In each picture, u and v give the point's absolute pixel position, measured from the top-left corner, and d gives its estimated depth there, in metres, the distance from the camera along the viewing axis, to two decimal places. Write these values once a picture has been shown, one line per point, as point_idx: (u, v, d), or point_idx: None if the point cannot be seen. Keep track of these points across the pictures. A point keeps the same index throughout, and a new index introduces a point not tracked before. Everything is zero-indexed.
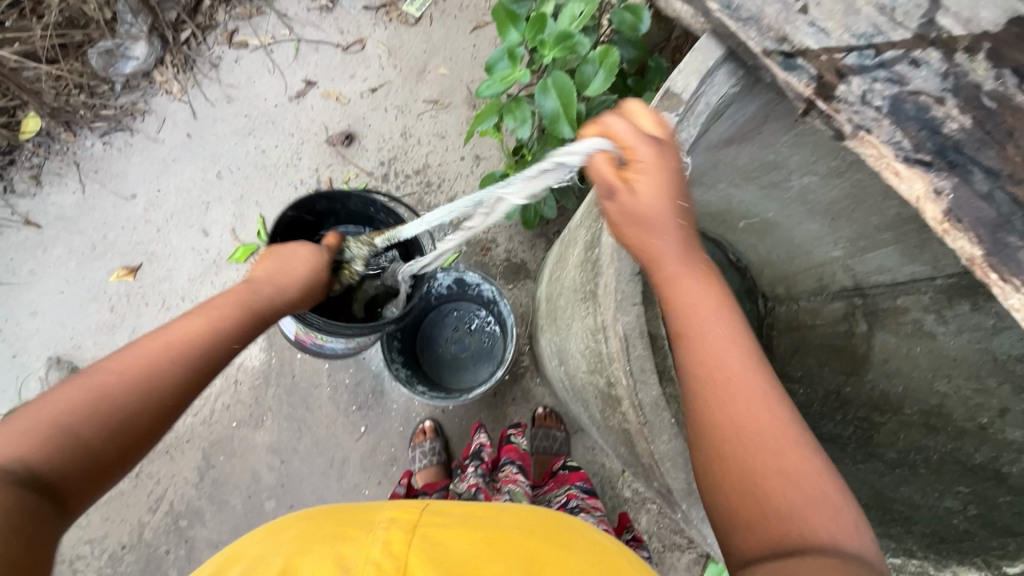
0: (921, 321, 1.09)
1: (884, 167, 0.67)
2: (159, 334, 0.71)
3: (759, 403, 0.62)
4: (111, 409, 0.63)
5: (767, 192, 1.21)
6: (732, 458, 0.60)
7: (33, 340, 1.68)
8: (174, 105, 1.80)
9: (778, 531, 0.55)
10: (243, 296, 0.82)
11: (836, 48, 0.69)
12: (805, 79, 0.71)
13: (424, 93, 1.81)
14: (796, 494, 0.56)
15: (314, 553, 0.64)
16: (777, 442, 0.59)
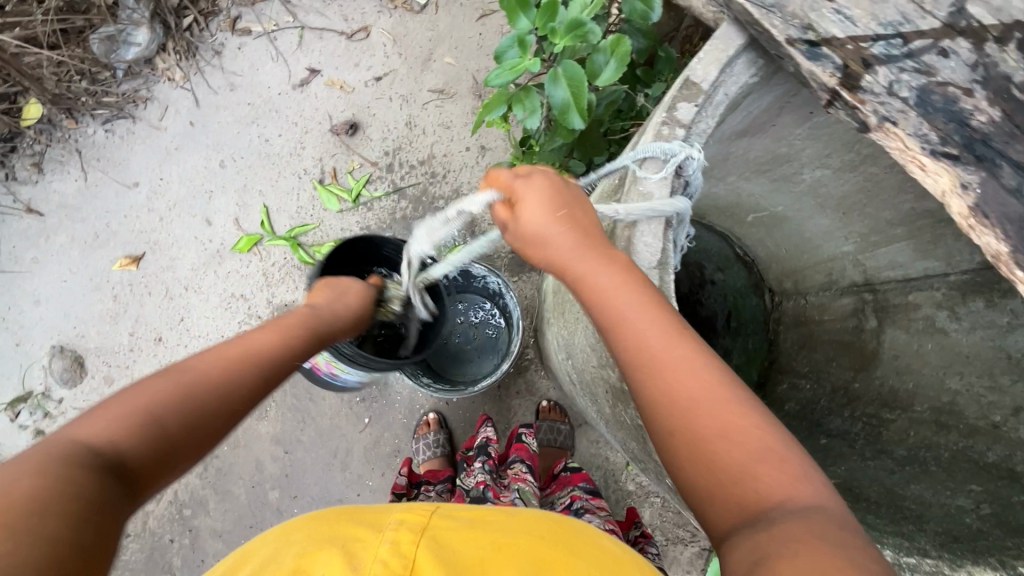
0: (933, 318, 1.07)
1: (910, 158, 0.68)
2: (235, 342, 0.76)
3: (679, 376, 0.63)
4: (187, 404, 0.66)
5: (776, 185, 1.18)
6: (676, 442, 0.61)
7: (37, 329, 1.68)
8: (177, 93, 1.78)
9: (742, 500, 0.56)
10: (306, 316, 0.88)
11: (862, 36, 0.68)
12: (830, 69, 0.70)
13: (430, 82, 1.79)
14: (743, 458, 0.57)
15: (324, 553, 0.64)
16: (715, 407, 0.60)
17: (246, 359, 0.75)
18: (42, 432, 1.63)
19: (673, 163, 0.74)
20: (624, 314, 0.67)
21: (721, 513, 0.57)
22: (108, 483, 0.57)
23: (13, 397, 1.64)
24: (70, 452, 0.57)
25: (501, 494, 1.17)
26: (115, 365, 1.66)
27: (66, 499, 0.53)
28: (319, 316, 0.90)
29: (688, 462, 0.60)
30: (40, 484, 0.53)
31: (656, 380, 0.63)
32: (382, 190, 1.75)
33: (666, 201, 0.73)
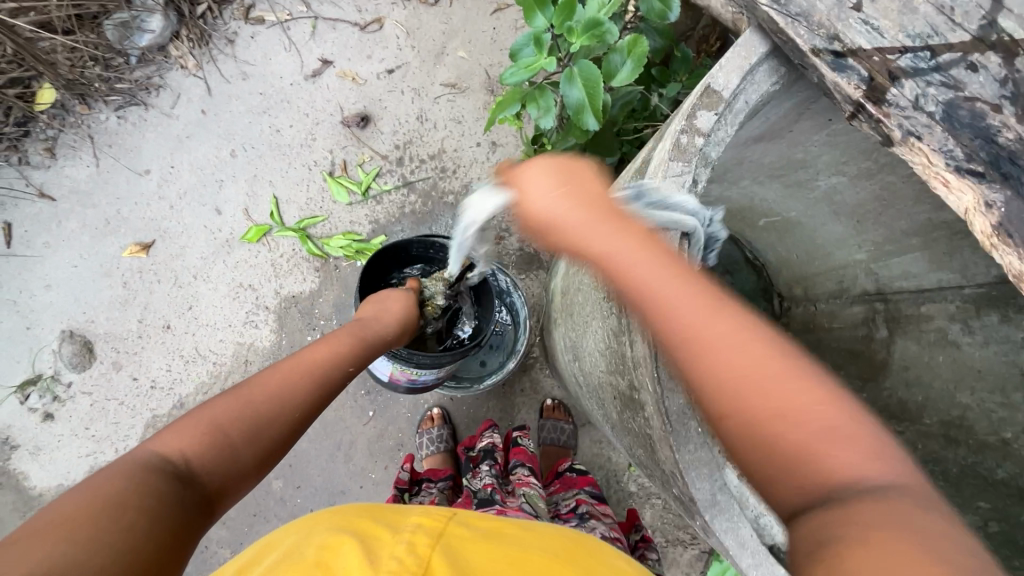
0: (945, 330, 1.06)
1: (934, 176, 0.67)
2: (283, 363, 0.84)
3: (730, 348, 0.56)
4: (247, 416, 0.73)
5: (791, 191, 1.17)
6: (741, 428, 0.55)
7: (46, 313, 1.68)
8: (189, 81, 1.78)
9: (832, 487, 0.51)
10: (353, 334, 0.97)
11: (889, 48, 0.67)
12: (856, 80, 0.69)
13: (442, 76, 1.78)
14: (824, 440, 0.52)
15: (346, 549, 0.64)
16: (781, 383, 0.55)
17: (296, 377, 0.82)
18: (51, 415, 1.64)
19: (688, 171, 0.73)
20: (659, 287, 0.59)
21: (796, 492, 0.52)
22: (178, 487, 0.62)
23: (22, 381, 1.65)
24: (144, 459, 0.63)
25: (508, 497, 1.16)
26: (124, 351, 1.67)
27: (140, 502, 0.58)
28: (363, 334, 0.99)
29: (760, 448, 0.54)
30: (122, 486, 0.58)
31: (708, 358, 0.56)
32: (392, 183, 1.75)
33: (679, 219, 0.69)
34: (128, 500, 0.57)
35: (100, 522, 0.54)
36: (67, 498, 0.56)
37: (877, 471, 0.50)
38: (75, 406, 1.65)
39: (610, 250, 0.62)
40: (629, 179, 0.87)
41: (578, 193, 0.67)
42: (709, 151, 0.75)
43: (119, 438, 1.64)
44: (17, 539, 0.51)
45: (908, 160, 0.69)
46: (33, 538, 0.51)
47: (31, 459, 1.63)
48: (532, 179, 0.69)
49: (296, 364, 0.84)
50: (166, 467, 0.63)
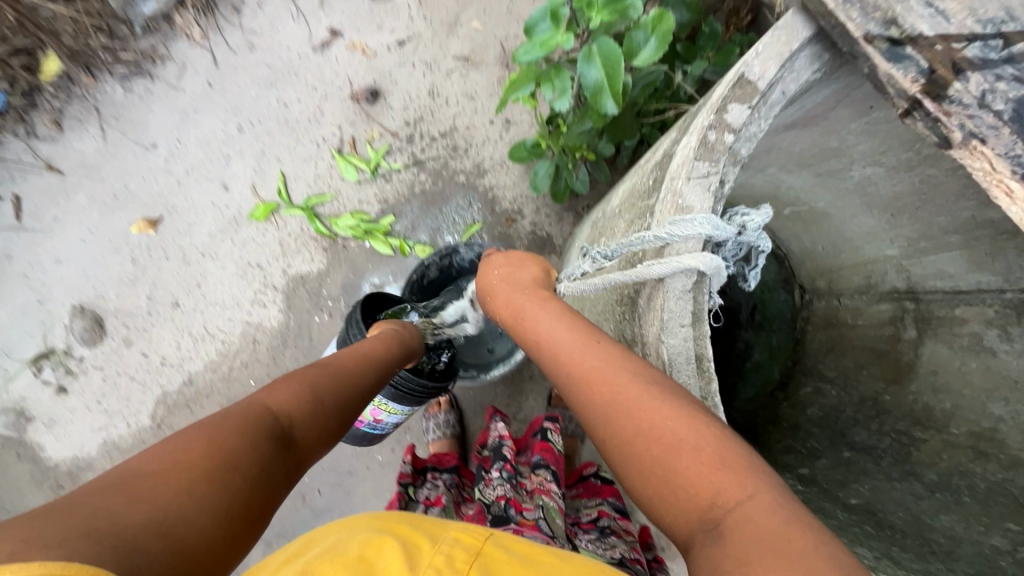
0: (981, 335, 1.00)
1: (993, 183, 0.58)
2: (349, 351, 0.91)
3: (602, 385, 0.65)
4: (333, 392, 0.80)
5: (820, 181, 1.09)
6: (613, 449, 0.63)
7: (57, 288, 1.69)
8: (195, 52, 1.72)
9: (692, 501, 0.56)
10: (392, 332, 1.03)
11: (955, 35, 0.59)
12: (913, 73, 0.61)
13: (455, 49, 1.70)
14: (677, 452, 0.58)
15: (389, 546, 0.58)
16: (642, 407, 0.61)
17: (362, 366, 0.88)
18: (64, 389, 1.66)
19: (716, 171, 0.68)
20: (552, 339, 0.74)
21: (679, 519, 0.57)
22: (283, 452, 0.67)
23: (35, 354, 1.66)
24: (251, 412, 0.67)
25: (523, 506, 0.95)
26: (134, 327, 1.68)
27: (260, 461, 0.62)
28: (403, 334, 1.06)
29: (632, 466, 0.61)
30: (243, 441, 0.62)
31: (585, 389, 0.67)
32: (402, 162, 1.69)
33: (696, 260, 0.65)
34: (245, 454, 0.61)
35: (222, 475, 0.57)
36: (182, 442, 0.59)
37: (742, 490, 0.53)
38: (87, 380, 1.67)
39: (523, 312, 0.81)
40: (650, 172, 0.81)
41: (517, 277, 0.90)
42: (739, 149, 0.69)
43: (131, 413, 1.66)
44: (154, 477, 0.54)
45: (967, 166, 0.60)
46: (163, 478, 0.54)
47: (46, 431, 1.66)
48: (490, 276, 0.94)
49: (359, 354, 0.90)
50: (274, 427, 0.68)
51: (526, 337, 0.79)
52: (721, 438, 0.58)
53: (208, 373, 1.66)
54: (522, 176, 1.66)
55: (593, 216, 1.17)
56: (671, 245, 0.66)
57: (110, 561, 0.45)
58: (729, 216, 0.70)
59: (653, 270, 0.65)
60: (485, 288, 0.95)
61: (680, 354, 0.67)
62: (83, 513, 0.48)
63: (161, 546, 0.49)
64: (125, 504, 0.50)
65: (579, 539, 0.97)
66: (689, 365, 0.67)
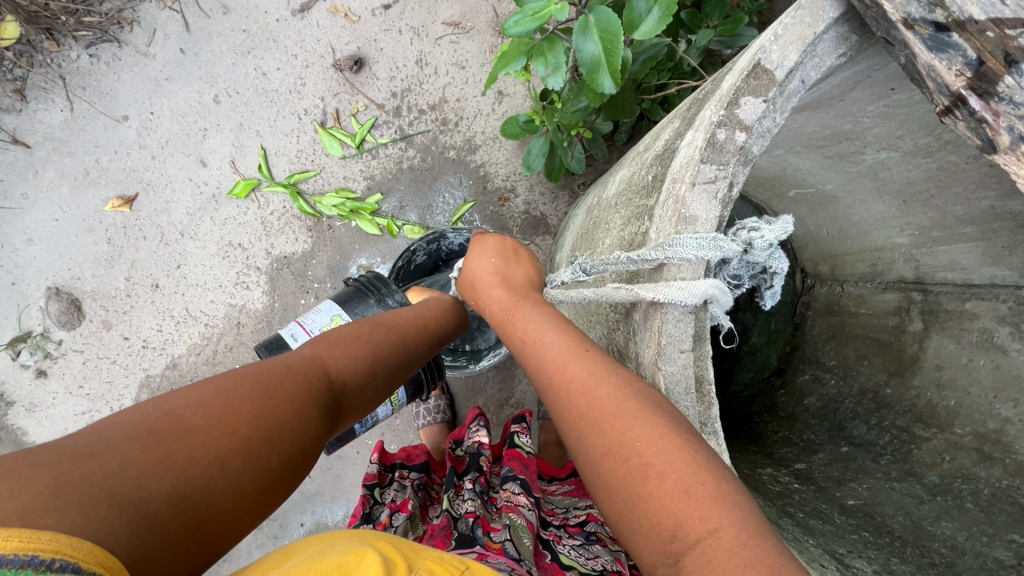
0: (992, 332, 0.96)
1: None
2: (399, 317, 0.88)
3: (586, 384, 0.61)
4: (373, 357, 0.78)
5: (830, 163, 1.03)
6: (585, 468, 0.59)
7: (31, 268, 1.62)
8: (165, 15, 1.61)
9: (657, 531, 0.51)
10: (442, 303, 1.00)
11: (1009, 21, 0.51)
12: (959, 65, 0.55)
13: (444, 14, 1.59)
14: (644, 476, 0.53)
15: (369, 558, 0.53)
16: (616, 423, 0.57)
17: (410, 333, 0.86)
18: (44, 372, 1.62)
19: (724, 174, 0.62)
20: (538, 335, 0.69)
21: (645, 547, 0.52)
22: (321, 426, 0.66)
23: (11, 338, 1.61)
24: (301, 375, 0.67)
25: (491, 526, 0.88)
26: (114, 310, 1.62)
27: (295, 434, 0.61)
28: (456, 308, 1.03)
29: (602, 488, 0.57)
30: (285, 414, 0.61)
31: (563, 397, 0.62)
32: (388, 136, 1.60)
33: (692, 287, 0.59)
34: (283, 431, 0.60)
35: (256, 452, 0.57)
36: (229, 399, 0.59)
37: (710, 521, 0.49)
38: (67, 364, 1.62)
39: (508, 310, 0.76)
40: (650, 166, 0.75)
41: (510, 276, 0.84)
42: (751, 147, 0.63)
43: (114, 397, 1.62)
44: (191, 435, 0.54)
45: (1014, 172, 0.55)
46: (200, 442, 0.54)
47: (28, 416, 1.62)
48: (476, 262, 0.88)
49: (403, 320, 0.88)
50: (320, 397, 0.67)
51: (508, 337, 0.74)
52: (695, 457, 0.53)
53: (191, 357, 1.61)
54: (515, 152, 1.58)
55: (588, 201, 1.10)
56: (669, 266, 0.62)
57: (119, 539, 0.45)
58: (736, 230, 0.63)
59: (624, 295, 0.64)
60: (471, 278, 0.87)
61: (678, 382, 0.62)
62: (108, 468, 0.49)
63: (177, 522, 0.50)
64: (152, 466, 0.51)
65: (563, 542, 0.90)
66: (688, 394, 0.62)
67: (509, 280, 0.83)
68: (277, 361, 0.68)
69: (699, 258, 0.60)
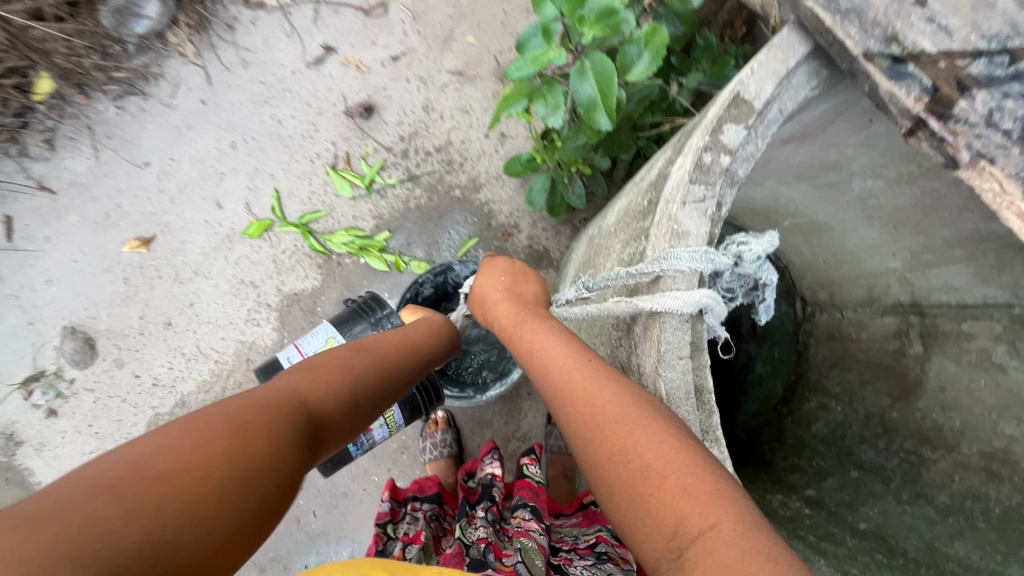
0: (989, 351, 0.97)
1: (1004, 206, 0.56)
2: (379, 348, 0.90)
3: (590, 392, 0.63)
4: (347, 388, 0.79)
5: (820, 192, 1.07)
6: (590, 473, 0.61)
7: (49, 308, 1.66)
8: (188, 69, 1.72)
9: (660, 529, 0.53)
10: (426, 328, 1.02)
11: (959, 52, 0.56)
12: (916, 91, 0.60)
13: (449, 63, 1.69)
14: (646, 477, 0.55)
15: None
16: (617, 427, 0.59)
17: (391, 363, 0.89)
18: (54, 412, 1.64)
19: (712, 194, 0.66)
20: (544, 347, 0.72)
21: (648, 546, 0.54)
22: (299, 456, 0.65)
23: (25, 377, 1.64)
24: (272, 410, 0.66)
25: (503, 551, 0.88)
26: (126, 348, 1.65)
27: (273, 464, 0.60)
28: (441, 334, 1.04)
29: (606, 492, 0.58)
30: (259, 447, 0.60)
31: (568, 406, 0.64)
32: (396, 177, 1.67)
33: (685, 296, 0.63)
34: (266, 468, 0.59)
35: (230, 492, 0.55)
36: (212, 432, 0.59)
37: (709, 517, 0.50)
38: (78, 403, 1.64)
39: (514, 325, 0.79)
40: (644, 191, 0.79)
41: (519, 291, 0.87)
42: (736, 169, 0.68)
43: (122, 435, 1.63)
44: (160, 480, 0.53)
45: (974, 186, 0.58)
46: (170, 488, 0.52)
47: (35, 455, 1.63)
48: (483, 280, 0.92)
49: (377, 350, 0.89)
50: (303, 429, 0.68)
51: (516, 349, 0.77)
52: (694, 457, 0.54)
53: (200, 394, 1.63)
54: (518, 190, 1.65)
55: (587, 233, 1.15)
56: (665, 279, 0.65)
57: None
58: (726, 244, 0.67)
59: (625, 307, 0.67)
60: (481, 294, 0.90)
61: (679, 388, 0.64)
62: (71, 529, 0.46)
63: (165, 569, 0.49)
64: (121, 520, 0.48)
65: (573, 564, 0.90)
66: (688, 400, 0.64)
67: (513, 294, 0.86)
68: (254, 397, 0.68)
69: (693, 270, 0.64)
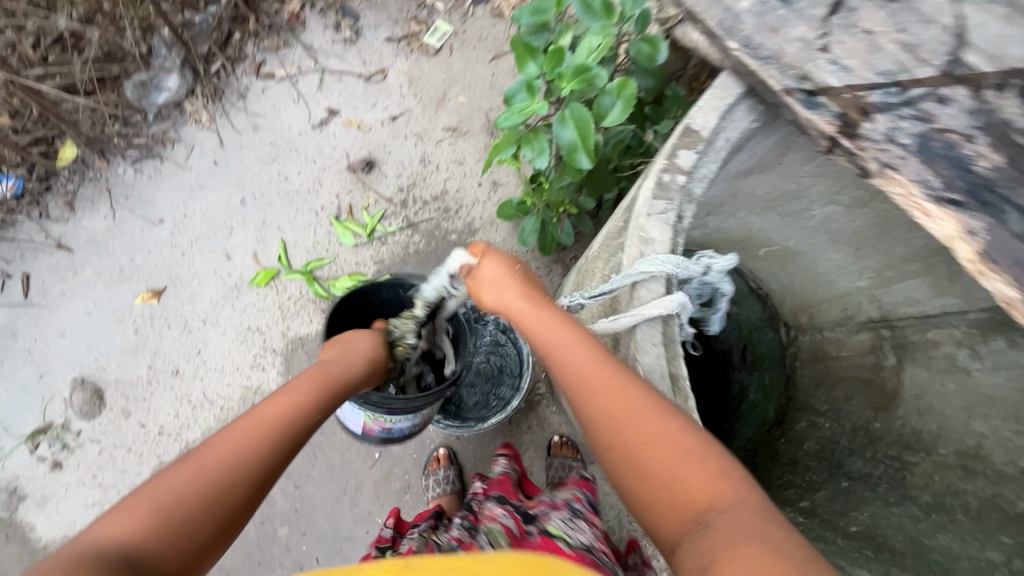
0: (954, 356, 1.06)
1: (913, 206, 0.74)
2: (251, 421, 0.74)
3: (620, 387, 0.69)
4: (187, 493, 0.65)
5: (787, 221, 1.16)
6: (616, 458, 0.67)
7: (59, 360, 1.72)
8: (203, 134, 1.86)
9: (686, 506, 0.60)
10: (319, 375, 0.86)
11: (858, 84, 0.74)
12: (828, 116, 0.78)
13: (444, 120, 1.85)
14: (677, 462, 0.62)
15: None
16: (648, 418, 0.66)
17: (296, 402, 0.79)
18: (59, 464, 1.65)
19: (672, 208, 0.77)
20: (568, 342, 0.76)
21: (672, 523, 0.61)
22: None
23: (33, 429, 1.67)
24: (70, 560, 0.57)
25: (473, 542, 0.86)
26: (133, 398, 1.69)
27: None
28: (344, 377, 0.89)
29: (632, 475, 0.65)
30: None
31: (596, 397, 0.70)
32: (396, 225, 1.78)
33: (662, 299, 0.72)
34: None
35: None
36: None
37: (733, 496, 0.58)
38: (83, 454, 1.66)
39: (530, 313, 0.82)
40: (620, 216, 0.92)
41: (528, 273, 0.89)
42: (693, 188, 0.79)
43: (126, 485, 1.64)
44: None
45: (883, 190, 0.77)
46: None
47: (37, 510, 1.63)
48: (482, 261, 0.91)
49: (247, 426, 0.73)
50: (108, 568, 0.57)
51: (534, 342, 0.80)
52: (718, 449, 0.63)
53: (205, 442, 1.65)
54: (511, 233, 1.75)
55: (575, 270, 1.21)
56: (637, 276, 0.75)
57: None
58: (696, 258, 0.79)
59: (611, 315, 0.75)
60: (482, 278, 0.89)
61: (656, 369, 0.72)
62: None
63: None
64: None
65: (550, 519, 0.92)
66: (663, 380, 0.72)
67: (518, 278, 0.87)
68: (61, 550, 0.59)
69: (656, 274, 0.73)
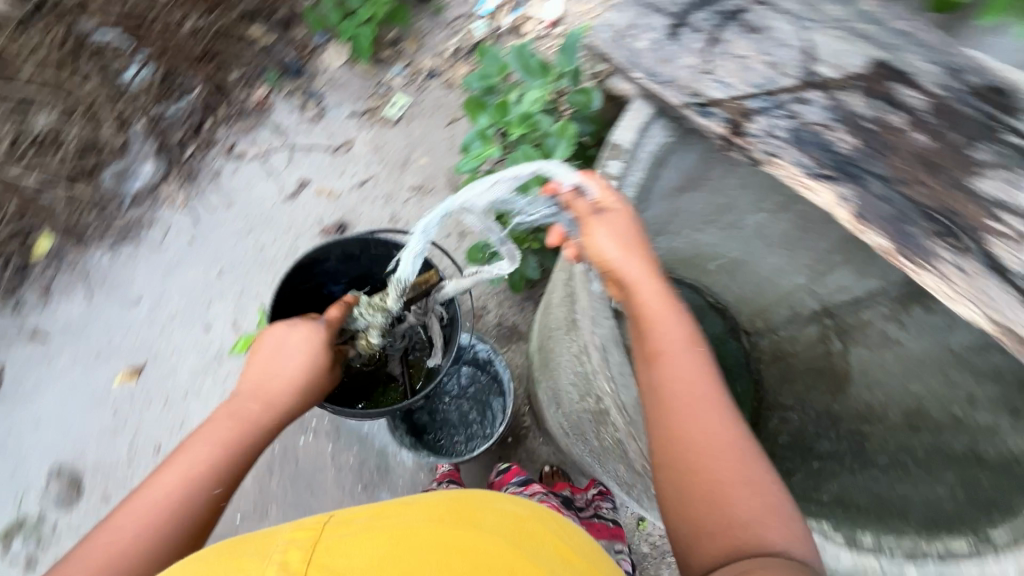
0: (885, 330, 1.23)
1: (798, 183, 0.91)
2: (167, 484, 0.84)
3: (718, 416, 0.77)
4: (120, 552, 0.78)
5: (726, 233, 1.29)
6: (686, 469, 0.74)
7: (35, 451, 1.68)
8: (177, 215, 1.94)
9: (745, 535, 0.68)
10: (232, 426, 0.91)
11: (740, 94, 0.95)
12: (720, 122, 0.95)
13: (409, 181, 1.99)
14: (752, 498, 0.70)
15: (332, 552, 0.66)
16: (734, 456, 0.74)
17: (233, 427, 0.91)
18: (34, 562, 1.58)
19: None
20: (685, 353, 0.81)
21: (720, 546, 0.69)
22: None
23: (7, 525, 1.61)
24: None
25: None
26: (114, 481, 1.65)
27: None
28: (261, 414, 0.94)
29: (696, 493, 0.73)
30: None
31: (696, 411, 0.77)
32: None
33: None
34: None
35: None
36: None
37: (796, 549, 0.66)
38: (61, 548, 1.59)
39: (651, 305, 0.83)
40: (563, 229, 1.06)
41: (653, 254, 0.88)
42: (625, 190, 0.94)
43: None
44: None
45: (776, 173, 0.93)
46: None
47: None
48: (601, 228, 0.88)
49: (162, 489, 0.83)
50: None
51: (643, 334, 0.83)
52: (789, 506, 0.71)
53: None
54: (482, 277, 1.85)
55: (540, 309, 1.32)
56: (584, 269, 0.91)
57: None
58: None
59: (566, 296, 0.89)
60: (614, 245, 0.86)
61: (609, 339, 0.86)
62: None
63: None
64: None
65: None
66: (616, 350, 0.85)
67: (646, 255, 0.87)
68: None
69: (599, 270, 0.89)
